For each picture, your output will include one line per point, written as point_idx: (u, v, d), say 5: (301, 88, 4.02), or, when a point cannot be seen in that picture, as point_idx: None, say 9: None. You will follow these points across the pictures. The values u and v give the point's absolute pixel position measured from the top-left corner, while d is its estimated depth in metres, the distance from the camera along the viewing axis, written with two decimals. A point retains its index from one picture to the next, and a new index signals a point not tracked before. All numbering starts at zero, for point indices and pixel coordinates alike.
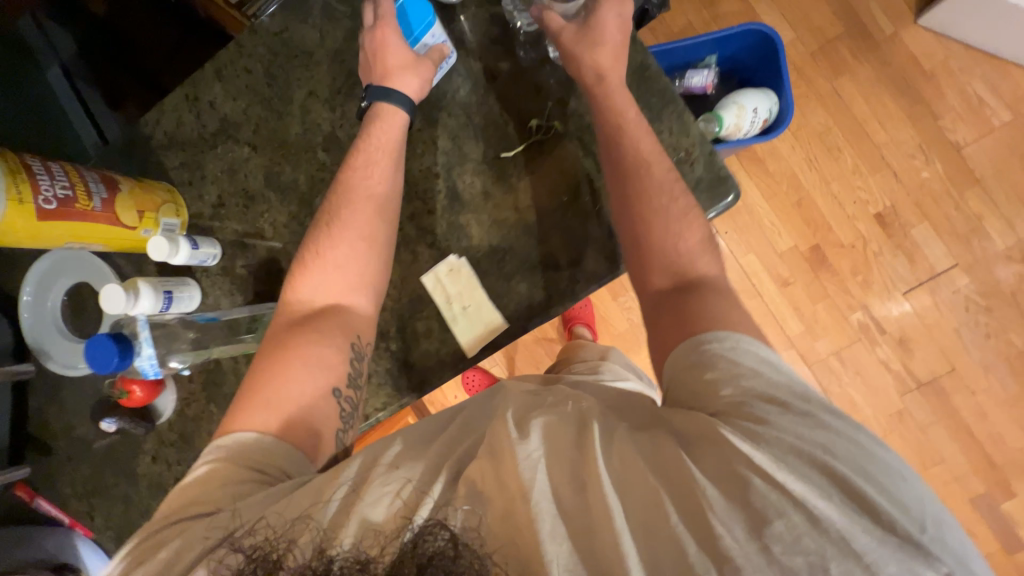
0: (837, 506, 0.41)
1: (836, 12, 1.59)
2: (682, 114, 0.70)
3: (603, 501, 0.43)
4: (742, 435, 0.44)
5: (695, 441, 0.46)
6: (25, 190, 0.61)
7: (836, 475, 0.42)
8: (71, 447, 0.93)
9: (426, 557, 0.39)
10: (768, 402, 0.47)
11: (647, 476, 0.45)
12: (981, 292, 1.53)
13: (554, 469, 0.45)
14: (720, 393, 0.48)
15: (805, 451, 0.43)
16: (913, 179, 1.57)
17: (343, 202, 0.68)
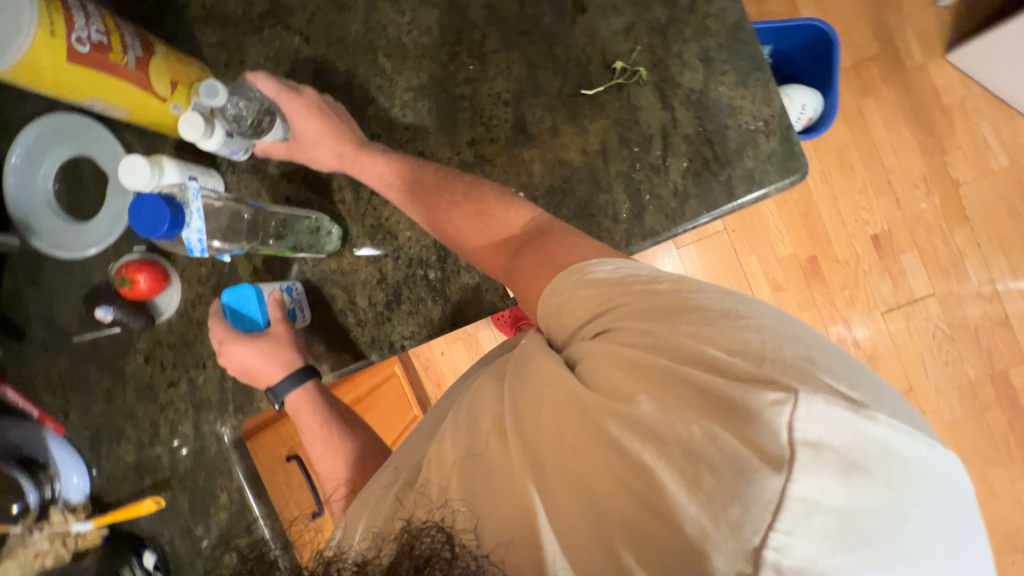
0: (718, 389, 0.41)
1: (875, 33, 1.63)
2: (768, 83, 0.68)
3: (515, 451, 0.45)
4: (633, 354, 0.46)
5: (593, 370, 0.48)
6: (59, 23, 0.54)
7: (713, 351, 0.43)
8: (48, 336, 0.84)
9: (422, 558, 0.37)
10: (649, 302, 0.50)
11: (553, 411, 0.46)
12: (948, 323, 1.64)
13: (478, 426, 0.49)
14: (592, 312, 0.52)
15: (680, 339, 0.45)
16: (912, 208, 1.65)
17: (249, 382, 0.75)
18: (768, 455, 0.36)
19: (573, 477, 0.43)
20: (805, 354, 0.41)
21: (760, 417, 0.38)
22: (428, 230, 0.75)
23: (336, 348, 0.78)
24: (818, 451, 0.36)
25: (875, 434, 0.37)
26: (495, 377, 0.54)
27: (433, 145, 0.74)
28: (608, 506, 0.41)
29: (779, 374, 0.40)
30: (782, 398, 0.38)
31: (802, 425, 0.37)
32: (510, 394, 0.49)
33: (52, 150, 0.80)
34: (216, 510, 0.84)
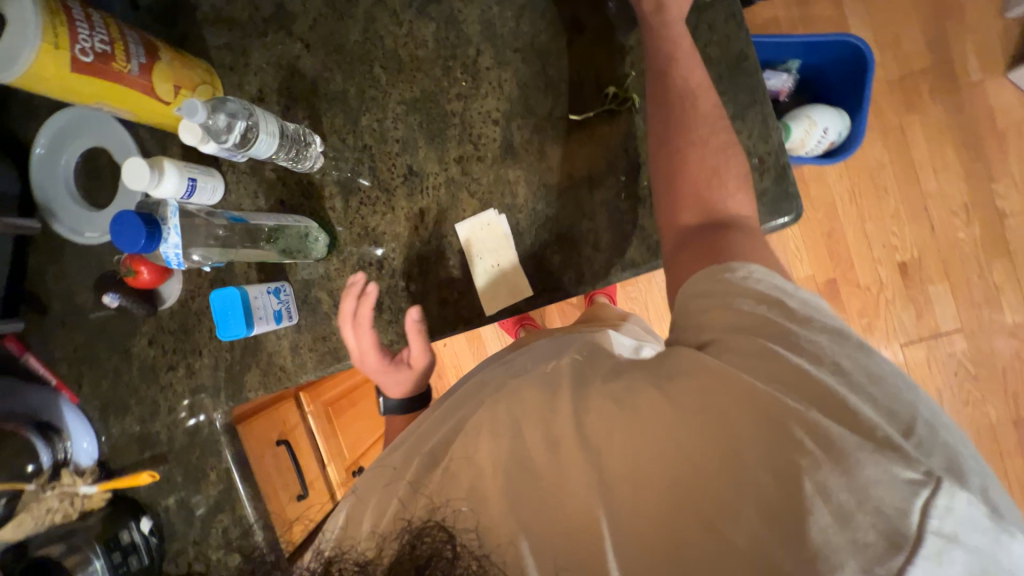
0: (851, 453, 0.38)
1: (928, 44, 1.47)
2: (767, 117, 0.65)
3: (569, 463, 0.46)
4: (738, 376, 0.44)
5: (678, 393, 0.46)
6: (62, 35, 0.57)
7: (862, 409, 0.41)
8: (65, 313, 0.91)
9: (424, 558, 0.40)
10: (781, 336, 0.46)
11: (617, 433, 0.46)
12: (974, 360, 1.53)
13: (524, 435, 0.49)
14: (721, 331, 0.49)
15: (821, 385, 0.42)
16: (947, 237, 1.52)
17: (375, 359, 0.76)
18: (892, 536, 0.36)
19: (662, 515, 0.41)
20: (946, 439, 0.40)
21: (891, 489, 0.37)
22: (413, 244, 0.76)
23: (320, 349, 0.82)
24: (947, 548, 0.35)
25: (1011, 550, 0.36)
26: (541, 385, 0.53)
27: (422, 159, 0.75)
28: (678, 548, 0.40)
29: (920, 453, 0.38)
30: (923, 481, 0.37)
31: (938, 516, 0.36)
32: (598, 412, 0.48)
33: (71, 141, 0.85)
34: (207, 486, 0.91)
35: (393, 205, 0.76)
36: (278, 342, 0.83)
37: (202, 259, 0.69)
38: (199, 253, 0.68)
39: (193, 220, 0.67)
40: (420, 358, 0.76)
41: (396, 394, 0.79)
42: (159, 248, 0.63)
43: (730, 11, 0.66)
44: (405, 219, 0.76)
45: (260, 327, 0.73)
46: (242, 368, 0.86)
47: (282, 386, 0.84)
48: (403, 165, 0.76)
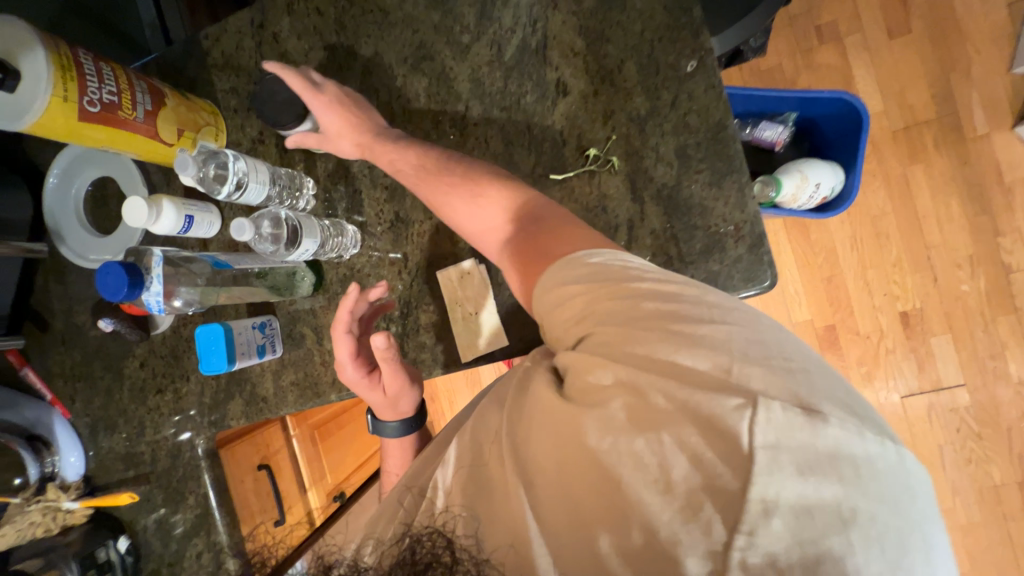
0: (678, 394, 0.40)
1: (936, 96, 1.37)
2: (743, 187, 0.66)
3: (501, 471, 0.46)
4: (607, 359, 0.44)
5: (566, 386, 0.47)
6: (72, 88, 0.61)
7: (694, 359, 0.41)
8: (65, 331, 0.95)
9: (422, 564, 0.40)
10: (617, 303, 0.46)
11: (528, 435, 0.46)
12: (977, 417, 1.38)
13: (484, 450, 0.49)
14: (591, 318, 0.47)
15: (648, 336, 0.43)
16: (950, 289, 1.39)
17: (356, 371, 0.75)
18: (729, 458, 0.37)
19: (563, 492, 0.42)
20: (773, 361, 0.40)
21: (719, 424, 0.38)
22: (395, 285, 0.79)
23: (301, 383, 0.83)
24: (777, 460, 0.36)
25: (829, 439, 0.36)
26: (498, 404, 0.54)
27: (408, 207, 0.77)
28: (581, 520, 0.40)
29: (752, 384, 0.39)
30: (740, 404, 0.38)
31: (761, 430, 0.36)
32: (515, 418, 0.49)
33: (80, 171, 0.89)
34: (185, 508, 0.93)
35: (378, 249, 0.79)
36: (262, 373, 0.85)
37: (185, 302, 0.71)
38: (181, 296, 0.71)
39: (177, 268, 0.70)
40: (397, 381, 0.73)
41: (382, 413, 0.77)
42: (142, 294, 0.67)
43: (710, 82, 0.67)
44: (389, 262, 0.79)
45: (241, 362, 0.76)
46: (226, 396, 0.88)
47: (263, 417, 0.86)
48: (390, 212, 0.78)
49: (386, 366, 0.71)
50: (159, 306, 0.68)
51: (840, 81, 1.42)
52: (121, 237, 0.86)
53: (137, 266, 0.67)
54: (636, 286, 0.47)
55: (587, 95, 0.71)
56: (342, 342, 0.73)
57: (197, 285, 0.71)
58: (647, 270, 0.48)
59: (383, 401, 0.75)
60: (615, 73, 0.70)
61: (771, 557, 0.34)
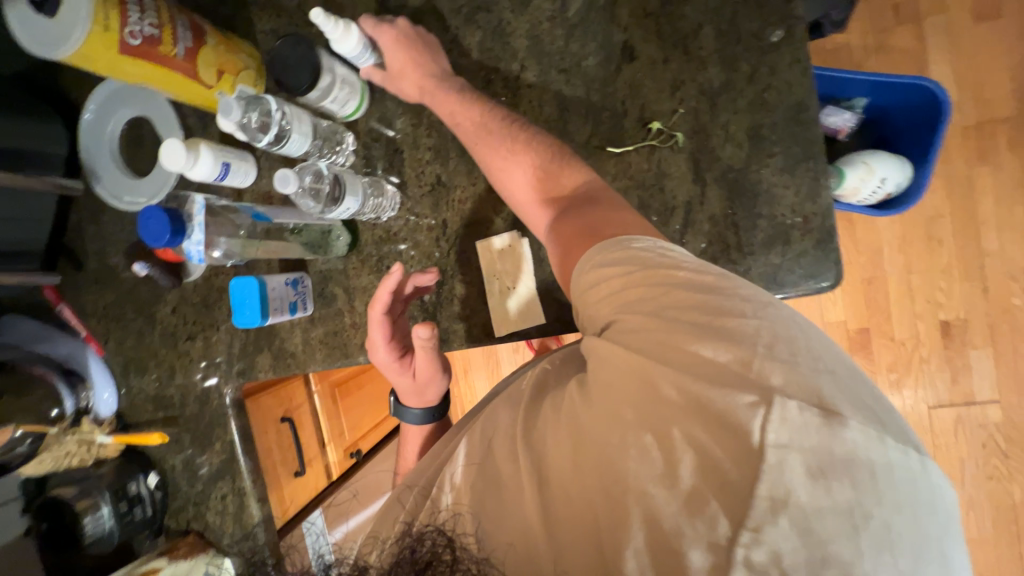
0: (689, 391, 0.38)
1: (1019, 90, 1.25)
2: (818, 175, 0.61)
3: (520, 463, 0.46)
4: (623, 356, 0.43)
5: (591, 381, 0.45)
6: (113, 18, 0.58)
7: (703, 352, 0.39)
8: (99, 271, 0.95)
9: (423, 561, 0.39)
10: (640, 293, 0.44)
11: (552, 432, 0.46)
12: (1007, 436, 1.33)
13: (495, 451, 0.49)
14: (615, 311, 0.45)
15: (668, 329, 0.41)
16: (1000, 302, 1.32)
17: (387, 353, 0.74)
18: (738, 455, 0.35)
19: (573, 483, 0.42)
20: (790, 351, 0.37)
21: (729, 423, 0.36)
22: (431, 253, 0.76)
23: (331, 343, 0.83)
24: (787, 459, 0.33)
25: (845, 441, 0.33)
26: (512, 402, 0.53)
27: (451, 171, 0.74)
28: (591, 509, 0.40)
29: (764, 378, 0.36)
30: (751, 403, 0.35)
31: (772, 429, 0.34)
32: (546, 410, 0.48)
33: (115, 109, 0.87)
34: (211, 453, 0.95)
35: (417, 212, 0.76)
36: (291, 330, 0.84)
37: (223, 252, 0.71)
38: (220, 247, 0.71)
39: (217, 217, 0.69)
40: (428, 370, 0.73)
41: (409, 398, 0.77)
42: (183, 242, 0.66)
43: (796, 56, 0.61)
44: (428, 227, 0.76)
45: (274, 318, 0.75)
46: (254, 349, 0.88)
47: (290, 373, 0.86)
48: (432, 174, 0.75)
49: (427, 354, 0.71)
50: (199, 255, 0.67)
51: (914, 67, 1.30)
52: (157, 180, 0.85)
53: (179, 212, 0.66)
54: (661, 272, 0.44)
55: (657, 61, 0.65)
56: (376, 325, 0.72)
57: (237, 236, 0.71)
58: (684, 258, 0.45)
59: (410, 386, 0.76)
60: (690, 39, 0.64)
61: (776, 556, 0.32)
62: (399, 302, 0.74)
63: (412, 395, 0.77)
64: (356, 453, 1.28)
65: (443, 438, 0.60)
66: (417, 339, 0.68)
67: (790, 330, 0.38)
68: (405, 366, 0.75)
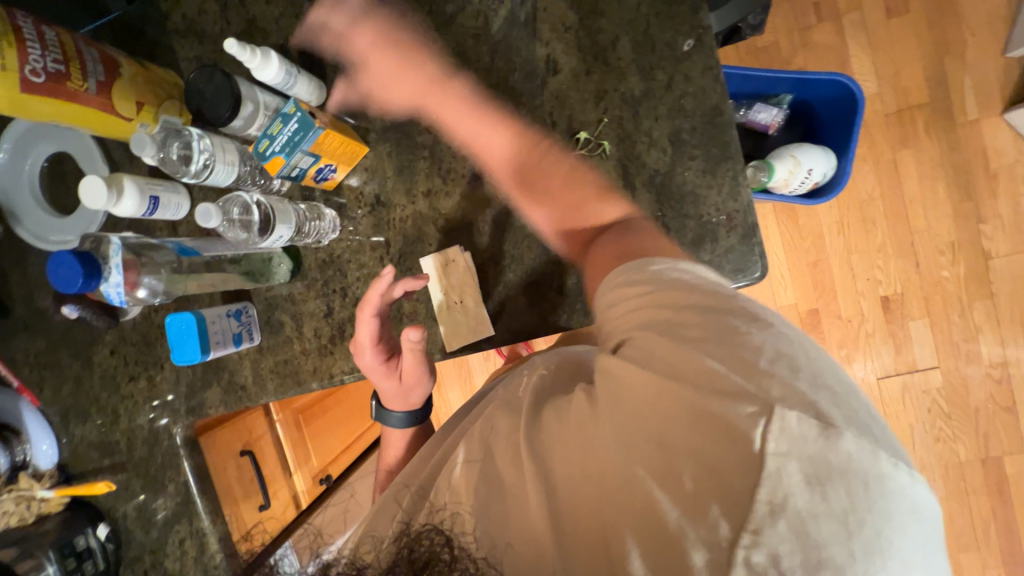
0: (702, 403, 0.37)
1: (929, 79, 1.35)
2: (736, 175, 0.64)
3: (525, 468, 0.45)
4: (636, 367, 0.41)
5: (602, 390, 0.45)
6: (11, 55, 0.56)
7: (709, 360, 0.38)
8: (28, 317, 0.90)
9: (422, 561, 0.40)
10: (664, 308, 0.43)
11: (552, 445, 0.45)
12: (948, 398, 1.43)
13: (495, 455, 0.48)
14: (634, 325, 0.45)
15: (680, 342, 0.40)
16: (930, 274, 1.41)
17: (374, 352, 0.71)
18: (744, 465, 0.34)
19: (584, 497, 0.41)
20: (801, 362, 0.37)
21: (736, 429, 0.35)
22: (376, 274, 0.75)
23: (282, 372, 0.81)
24: (786, 467, 0.33)
25: (842, 450, 0.33)
26: (510, 411, 0.52)
27: (390, 190, 0.74)
28: (604, 526, 0.39)
29: (766, 386, 0.36)
30: (756, 411, 0.35)
31: (773, 437, 0.34)
32: (559, 415, 0.47)
33: (32, 146, 0.83)
34: (165, 497, 0.91)
35: (359, 233, 0.75)
36: (240, 361, 0.82)
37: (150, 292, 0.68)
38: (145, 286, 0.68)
39: (139, 256, 0.66)
40: (416, 370, 0.71)
41: (392, 402, 0.75)
42: (100, 286, 0.65)
43: (707, 63, 0.64)
44: (371, 248, 0.75)
45: (216, 352, 0.73)
46: (203, 384, 0.85)
47: (243, 406, 0.84)
48: (370, 194, 0.74)
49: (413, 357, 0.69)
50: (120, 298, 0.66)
51: (836, 62, 1.39)
52: (84, 218, 0.81)
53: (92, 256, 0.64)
54: (697, 291, 0.44)
55: (580, 75, 0.67)
56: (367, 322, 0.69)
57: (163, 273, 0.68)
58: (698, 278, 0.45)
59: (395, 387, 0.73)
60: (609, 51, 0.66)
61: (774, 559, 0.32)
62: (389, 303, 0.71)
63: (394, 398, 0.74)
64: (327, 479, 1.26)
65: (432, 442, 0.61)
66: (407, 342, 0.66)
67: (793, 342, 0.38)
68: (393, 365, 0.72)
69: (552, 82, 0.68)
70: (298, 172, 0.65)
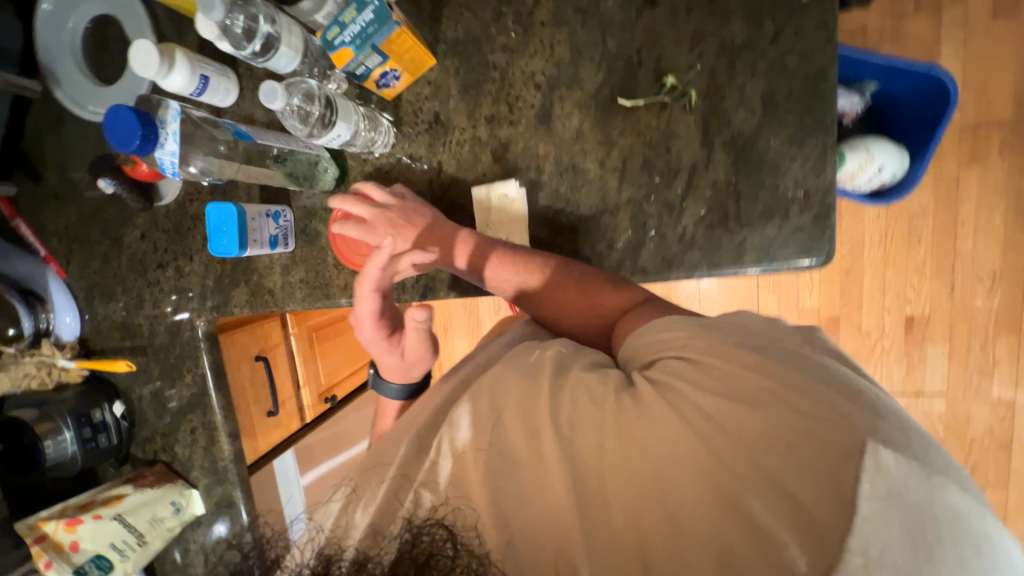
0: (791, 433, 0.39)
1: (1019, 94, 1.25)
2: (826, 150, 0.60)
3: (548, 446, 0.45)
4: (685, 389, 0.44)
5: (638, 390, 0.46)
6: None
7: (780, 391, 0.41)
8: (61, 186, 0.88)
9: (425, 557, 0.38)
10: (719, 343, 0.47)
11: (579, 424, 0.46)
12: (946, 425, 1.43)
13: (505, 419, 0.48)
14: (685, 352, 0.48)
15: (744, 372, 0.44)
16: (963, 302, 1.38)
17: (373, 325, 0.67)
18: (830, 498, 0.36)
19: (621, 487, 0.41)
20: (877, 407, 0.40)
21: (826, 464, 0.37)
22: (423, 198, 0.73)
23: (311, 283, 0.80)
24: (884, 513, 0.34)
25: (947, 504, 0.35)
26: (528, 374, 0.51)
27: (451, 110, 0.69)
28: (643, 523, 0.39)
29: (854, 423, 0.38)
30: (855, 449, 0.36)
31: (868, 477, 0.35)
32: (586, 398, 0.47)
33: (80, 4, 0.78)
34: (181, 387, 0.92)
35: (411, 152, 0.72)
36: (270, 265, 0.81)
37: (201, 171, 0.66)
38: (196, 163, 0.66)
39: (195, 128, 0.64)
40: (416, 344, 0.66)
41: (395, 380, 0.69)
42: (156, 151, 0.61)
43: (823, 20, 0.58)
44: (421, 169, 0.72)
45: (252, 250, 0.71)
46: (230, 283, 0.84)
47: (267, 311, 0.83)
48: (430, 112, 0.70)
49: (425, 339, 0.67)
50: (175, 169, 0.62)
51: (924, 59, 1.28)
52: (126, 90, 0.77)
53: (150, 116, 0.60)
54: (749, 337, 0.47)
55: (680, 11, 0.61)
56: (364, 295, 0.66)
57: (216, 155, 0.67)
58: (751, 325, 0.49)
59: (394, 365, 0.68)
60: None
61: None
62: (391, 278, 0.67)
63: (393, 376, 0.69)
64: (331, 399, 1.29)
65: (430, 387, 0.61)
66: (410, 317, 0.64)
67: (851, 384, 0.42)
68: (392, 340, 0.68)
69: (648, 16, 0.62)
70: (363, 70, 0.61)
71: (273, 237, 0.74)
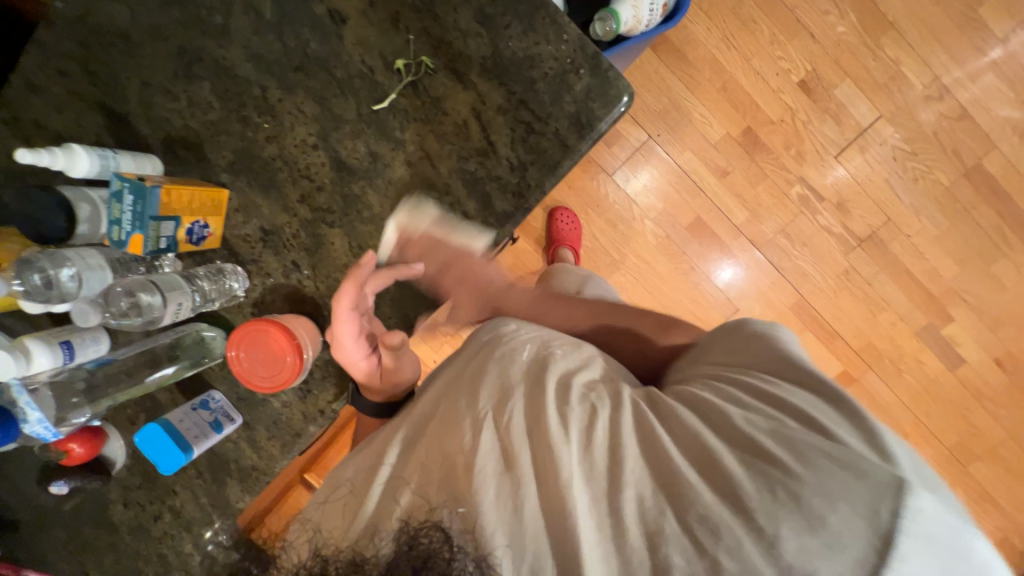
0: (831, 462, 0.39)
1: None
2: (555, 18, 0.63)
3: (566, 452, 0.42)
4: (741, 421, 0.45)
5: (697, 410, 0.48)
6: None
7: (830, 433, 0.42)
8: (36, 517, 0.88)
9: (421, 560, 0.38)
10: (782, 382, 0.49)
11: (600, 444, 0.44)
12: (906, 139, 1.38)
13: (494, 428, 0.44)
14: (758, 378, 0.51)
15: (790, 417, 0.44)
16: (829, 37, 1.36)
17: (355, 333, 0.65)
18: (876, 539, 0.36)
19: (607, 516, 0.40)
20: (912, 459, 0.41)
21: (872, 503, 0.37)
22: (305, 298, 0.74)
23: (278, 433, 0.81)
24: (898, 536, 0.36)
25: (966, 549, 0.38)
26: (527, 377, 0.49)
27: (269, 216, 0.72)
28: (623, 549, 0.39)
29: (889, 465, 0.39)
30: (886, 483, 0.38)
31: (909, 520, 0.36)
32: (603, 419, 0.46)
33: None
34: None
35: (267, 272, 0.74)
36: (238, 446, 0.82)
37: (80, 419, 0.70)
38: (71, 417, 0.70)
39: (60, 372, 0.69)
40: (404, 362, 0.67)
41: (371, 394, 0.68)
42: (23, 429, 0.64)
43: None
44: (284, 278, 0.74)
45: (198, 447, 0.73)
46: (218, 486, 0.84)
47: (263, 484, 0.83)
48: (255, 229, 0.73)
49: (397, 359, 0.66)
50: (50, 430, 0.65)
51: None
52: None
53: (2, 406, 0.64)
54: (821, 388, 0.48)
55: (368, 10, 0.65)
56: (345, 302, 0.63)
57: (80, 402, 0.70)
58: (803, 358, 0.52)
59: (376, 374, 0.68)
60: None
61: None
62: (366, 292, 0.66)
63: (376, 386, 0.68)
64: None
65: (420, 395, 0.58)
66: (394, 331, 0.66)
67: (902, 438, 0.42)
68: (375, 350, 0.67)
69: (348, 31, 0.66)
70: (165, 241, 0.64)
71: (216, 424, 0.76)
